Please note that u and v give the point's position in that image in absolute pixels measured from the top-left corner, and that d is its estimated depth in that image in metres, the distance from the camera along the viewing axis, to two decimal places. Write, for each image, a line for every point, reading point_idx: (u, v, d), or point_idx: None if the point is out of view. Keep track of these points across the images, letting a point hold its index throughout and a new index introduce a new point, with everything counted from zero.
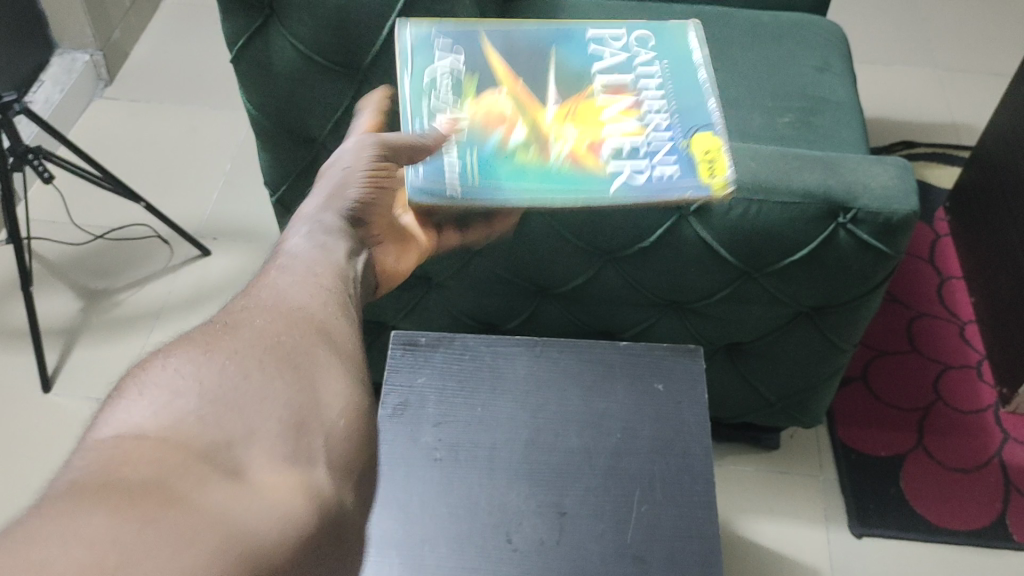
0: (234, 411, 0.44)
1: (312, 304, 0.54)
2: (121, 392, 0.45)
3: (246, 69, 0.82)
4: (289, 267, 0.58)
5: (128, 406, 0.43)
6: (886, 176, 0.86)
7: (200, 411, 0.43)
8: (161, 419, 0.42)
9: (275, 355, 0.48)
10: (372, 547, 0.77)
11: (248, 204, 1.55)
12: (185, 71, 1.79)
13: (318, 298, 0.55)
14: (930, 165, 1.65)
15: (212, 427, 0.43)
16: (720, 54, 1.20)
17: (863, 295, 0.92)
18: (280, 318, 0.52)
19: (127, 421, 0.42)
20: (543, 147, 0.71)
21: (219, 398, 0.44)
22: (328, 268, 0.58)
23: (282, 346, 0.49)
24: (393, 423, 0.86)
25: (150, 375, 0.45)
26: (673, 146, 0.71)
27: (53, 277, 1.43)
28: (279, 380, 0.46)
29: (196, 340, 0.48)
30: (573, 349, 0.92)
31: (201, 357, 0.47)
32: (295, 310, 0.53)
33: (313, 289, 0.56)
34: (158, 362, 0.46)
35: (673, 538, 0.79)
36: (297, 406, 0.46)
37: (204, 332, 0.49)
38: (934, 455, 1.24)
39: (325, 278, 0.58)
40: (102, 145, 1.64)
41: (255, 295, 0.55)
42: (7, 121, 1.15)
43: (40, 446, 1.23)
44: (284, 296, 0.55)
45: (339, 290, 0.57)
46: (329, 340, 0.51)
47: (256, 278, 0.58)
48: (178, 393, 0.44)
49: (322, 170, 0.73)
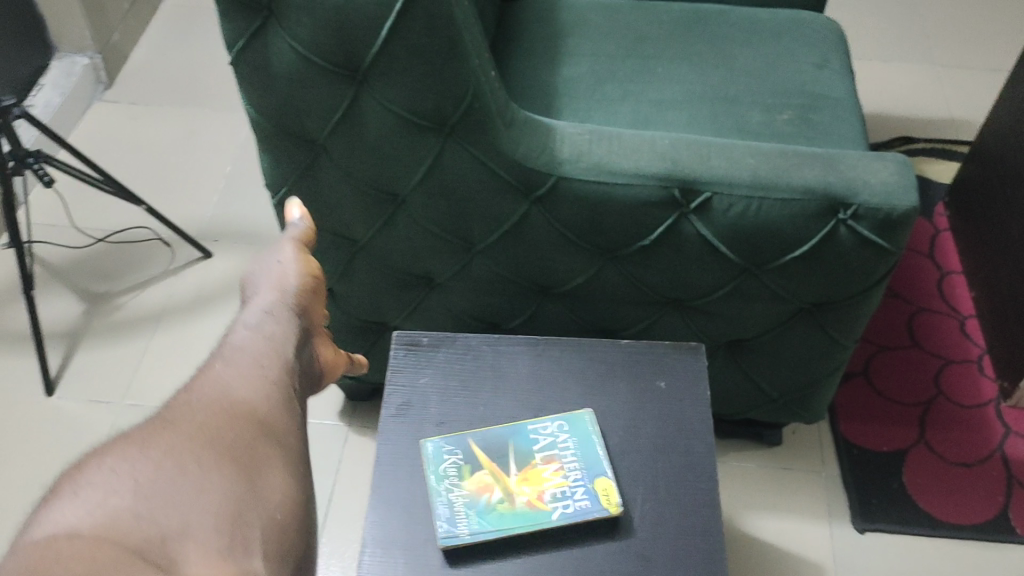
0: (168, 508, 0.48)
1: (254, 399, 0.60)
2: (54, 499, 0.49)
3: (246, 71, 0.82)
4: (234, 361, 0.64)
5: (63, 510, 0.47)
6: (885, 173, 0.86)
7: (137, 511, 0.47)
8: (92, 520, 0.46)
9: (210, 454, 0.53)
10: (376, 547, 0.77)
11: (248, 207, 1.56)
12: (184, 74, 1.79)
13: (262, 392, 0.62)
14: (930, 160, 1.65)
15: (146, 523, 0.47)
16: (718, 51, 1.20)
17: (864, 291, 0.92)
18: (220, 415, 0.57)
19: (59, 522, 0.46)
20: (503, 502, 0.79)
21: (152, 496, 0.48)
22: (272, 360, 0.65)
23: (219, 445, 0.54)
24: (396, 423, 0.86)
25: (85, 476, 0.50)
26: (585, 486, 0.80)
27: (54, 280, 1.43)
28: (213, 477, 0.51)
29: (129, 442, 0.53)
30: (575, 347, 0.92)
31: (135, 458, 0.51)
32: (233, 405, 0.59)
33: (257, 382, 0.62)
34: (93, 467, 0.50)
35: (677, 536, 0.79)
36: (229, 503, 0.50)
37: (142, 431, 0.54)
38: (936, 450, 1.24)
39: (271, 370, 0.64)
40: (102, 148, 1.64)
41: (199, 390, 0.60)
42: (7, 126, 1.15)
43: (43, 450, 1.23)
44: (228, 390, 0.60)
45: (283, 382, 0.64)
46: (263, 442, 0.56)
47: (201, 371, 0.63)
48: (112, 491, 0.48)
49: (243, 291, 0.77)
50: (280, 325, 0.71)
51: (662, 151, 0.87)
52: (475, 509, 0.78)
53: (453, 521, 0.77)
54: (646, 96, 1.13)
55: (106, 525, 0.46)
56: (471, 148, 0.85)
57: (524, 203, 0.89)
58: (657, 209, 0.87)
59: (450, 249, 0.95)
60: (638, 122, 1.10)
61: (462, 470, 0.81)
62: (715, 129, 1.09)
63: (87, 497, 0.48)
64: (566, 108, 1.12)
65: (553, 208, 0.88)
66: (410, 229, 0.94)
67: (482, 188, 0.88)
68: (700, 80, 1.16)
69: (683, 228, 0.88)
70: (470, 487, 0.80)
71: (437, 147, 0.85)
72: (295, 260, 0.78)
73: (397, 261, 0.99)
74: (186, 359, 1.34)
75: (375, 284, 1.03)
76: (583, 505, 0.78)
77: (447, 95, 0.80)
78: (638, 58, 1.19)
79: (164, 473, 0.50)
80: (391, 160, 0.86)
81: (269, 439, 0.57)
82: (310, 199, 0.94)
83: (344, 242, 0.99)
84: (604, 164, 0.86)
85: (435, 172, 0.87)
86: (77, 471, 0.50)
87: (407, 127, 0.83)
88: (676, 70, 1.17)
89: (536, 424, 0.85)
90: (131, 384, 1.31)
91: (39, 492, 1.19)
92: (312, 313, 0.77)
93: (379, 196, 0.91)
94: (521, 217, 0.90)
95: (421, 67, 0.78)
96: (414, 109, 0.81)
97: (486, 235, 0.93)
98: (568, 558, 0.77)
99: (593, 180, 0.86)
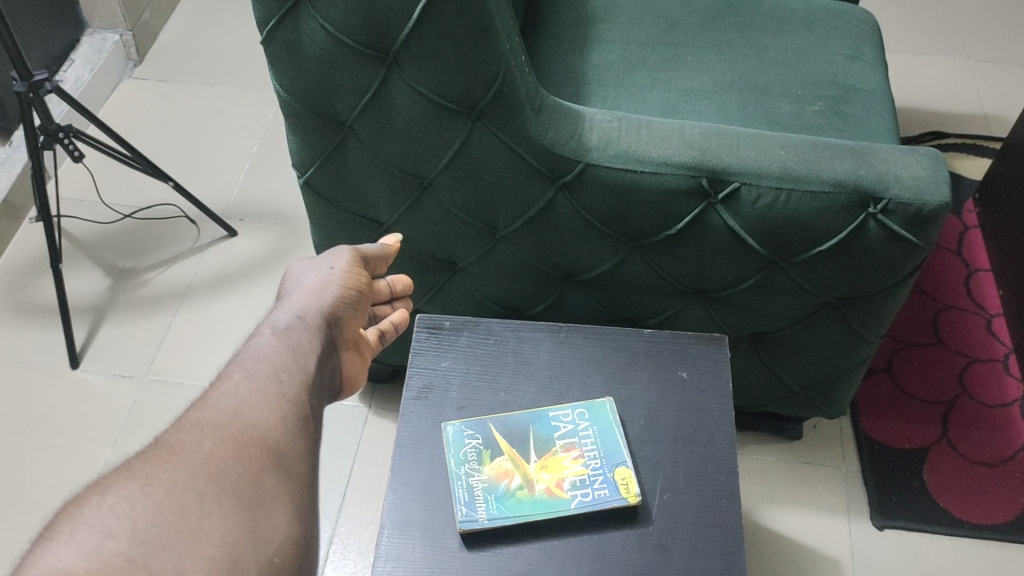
0: (162, 553, 0.50)
1: (266, 420, 0.61)
2: (51, 537, 0.50)
3: (276, 49, 0.82)
4: (254, 373, 0.66)
5: (61, 550, 0.49)
6: (917, 167, 0.85)
7: (131, 553, 0.49)
8: (86, 565, 0.48)
9: (210, 493, 0.54)
10: (395, 528, 0.78)
11: (273, 186, 1.56)
12: (214, 53, 1.80)
13: (276, 410, 0.62)
14: (961, 156, 1.63)
15: (139, 568, 0.49)
16: (750, 41, 1.19)
17: (891, 286, 0.91)
18: (227, 446, 0.58)
19: (54, 563, 0.48)
20: (522, 488, 0.78)
21: (149, 540, 0.50)
22: (292, 378, 0.66)
23: (220, 482, 0.55)
24: (417, 406, 0.86)
25: (82, 516, 0.51)
26: (604, 475, 0.79)
27: (82, 254, 1.45)
28: (212, 519, 0.53)
29: (133, 475, 0.54)
30: (597, 335, 0.92)
31: (136, 495, 0.52)
32: (245, 433, 0.59)
33: (271, 399, 0.63)
34: (95, 499, 0.52)
35: (696, 527, 0.79)
36: (227, 548, 0.52)
37: (143, 465, 0.55)
38: (958, 448, 1.23)
39: (287, 387, 0.65)
40: (131, 125, 1.65)
41: (212, 407, 0.62)
42: (37, 99, 1.16)
43: (67, 422, 1.25)
44: (239, 410, 0.61)
45: (299, 401, 0.65)
46: (270, 474, 0.58)
47: (220, 383, 0.65)
48: (109, 534, 0.50)
49: (285, 292, 0.80)
50: (309, 334, 0.72)
51: (691, 140, 0.86)
52: (494, 494, 0.78)
53: (472, 505, 0.77)
54: (676, 84, 1.12)
55: (100, 569, 0.48)
56: (499, 133, 0.84)
57: (550, 189, 0.88)
58: (684, 199, 0.86)
59: (475, 234, 0.96)
60: (667, 111, 1.09)
61: (483, 454, 0.81)
62: (745, 120, 1.08)
63: (85, 537, 0.49)
64: (595, 95, 1.11)
65: (579, 195, 0.88)
66: (436, 212, 0.94)
67: (510, 173, 0.87)
68: (731, 69, 1.15)
69: (710, 218, 0.87)
70: (490, 473, 0.80)
71: (465, 131, 0.84)
72: (346, 269, 0.80)
73: (422, 243, 0.99)
74: (209, 338, 1.35)
75: (399, 267, 1.04)
76: (601, 494, 0.78)
77: (476, 78, 0.79)
78: (668, 45, 1.18)
79: (165, 509, 0.52)
80: (419, 142, 0.86)
81: (277, 471, 0.58)
82: (337, 179, 0.94)
83: (369, 223, 0.99)
84: (632, 152, 0.86)
85: (463, 155, 0.87)
86: (77, 504, 0.52)
87: (436, 110, 0.83)
88: (707, 59, 1.16)
89: (557, 412, 0.84)
90: (155, 360, 1.32)
91: (63, 464, 1.21)
92: (348, 322, 0.78)
93: (405, 178, 0.91)
94: (547, 202, 0.90)
95: (451, 50, 0.77)
96: (442, 92, 0.81)
97: (512, 220, 0.92)
98: (586, 545, 0.77)
99: (621, 167, 0.86)
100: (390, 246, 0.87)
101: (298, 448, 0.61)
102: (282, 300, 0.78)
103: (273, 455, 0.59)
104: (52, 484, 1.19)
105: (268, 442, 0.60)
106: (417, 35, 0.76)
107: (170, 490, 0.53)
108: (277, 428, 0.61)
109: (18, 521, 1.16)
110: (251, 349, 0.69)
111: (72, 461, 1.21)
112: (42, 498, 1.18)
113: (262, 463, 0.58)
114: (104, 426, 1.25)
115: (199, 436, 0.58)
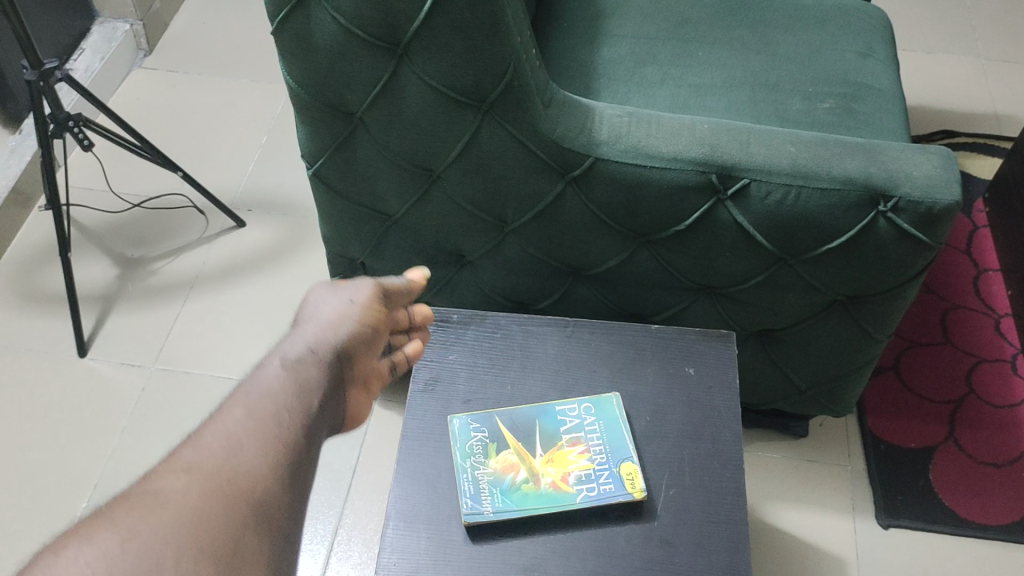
0: None
1: (258, 468, 0.59)
2: None
3: (287, 40, 0.82)
4: (254, 409, 0.63)
5: None
6: (929, 165, 0.85)
7: None
8: None
9: (189, 550, 0.52)
10: (400, 520, 0.78)
11: (282, 178, 1.56)
12: (224, 44, 1.80)
13: (269, 456, 0.60)
14: (972, 155, 1.62)
15: None
16: (762, 36, 1.18)
17: (899, 285, 0.91)
18: (211, 496, 0.56)
19: None
20: (527, 482, 0.78)
21: None
22: (290, 423, 0.63)
23: (202, 538, 0.53)
24: (423, 399, 0.86)
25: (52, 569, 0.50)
26: (610, 470, 0.79)
27: (90, 243, 1.45)
28: None
29: (111, 525, 0.52)
30: (604, 330, 0.92)
31: (112, 553, 0.51)
32: (232, 480, 0.57)
33: (267, 443, 0.61)
34: (72, 550, 0.51)
35: (701, 523, 0.79)
36: None
37: (123, 514, 0.53)
38: (964, 448, 1.23)
39: (284, 432, 0.62)
40: (140, 115, 1.65)
41: (202, 444, 0.60)
42: (48, 89, 1.17)
43: (73, 410, 1.25)
44: (231, 449, 0.59)
45: (294, 448, 0.62)
46: (254, 532, 0.56)
47: (216, 417, 0.63)
48: None
49: (299, 318, 0.76)
50: (319, 371, 0.69)
51: (701, 136, 0.86)
52: (499, 488, 0.78)
53: (478, 499, 0.77)
54: (687, 80, 1.12)
55: None
56: (509, 126, 0.84)
57: (559, 183, 0.88)
58: (693, 194, 0.86)
59: (483, 227, 0.95)
60: (677, 106, 1.09)
61: (489, 448, 0.81)
62: (756, 116, 1.08)
63: None
64: (605, 89, 1.11)
65: (589, 189, 0.88)
66: (445, 205, 0.94)
67: (519, 167, 0.87)
68: (741, 65, 1.14)
69: (719, 214, 0.87)
70: (496, 466, 0.80)
71: (474, 124, 0.84)
72: (364, 303, 0.76)
73: (430, 236, 0.99)
74: (217, 328, 1.35)
75: (407, 259, 1.03)
76: (607, 489, 0.78)
77: (487, 71, 0.79)
78: (680, 41, 1.17)
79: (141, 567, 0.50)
80: (428, 134, 0.86)
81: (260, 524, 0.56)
82: (346, 171, 0.94)
83: (377, 215, 0.99)
84: (642, 147, 0.86)
85: (472, 148, 0.87)
86: (53, 555, 0.51)
87: (445, 102, 0.82)
88: (717, 55, 1.15)
89: (563, 407, 0.84)
90: (162, 350, 1.32)
91: (69, 453, 1.21)
92: (360, 359, 0.74)
93: (414, 170, 0.91)
94: (555, 196, 0.89)
95: (462, 43, 0.77)
96: (452, 84, 0.81)
97: (520, 213, 0.92)
98: (590, 540, 0.77)
99: (630, 162, 0.85)
100: (415, 281, 0.82)
101: (284, 499, 0.59)
102: (293, 330, 0.74)
103: (261, 508, 0.57)
104: (58, 473, 1.19)
105: (255, 494, 0.57)
106: (428, 28, 0.76)
107: (147, 544, 0.52)
108: (269, 480, 0.59)
109: (24, 509, 1.16)
110: (259, 377, 0.67)
111: (78, 449, 1.22)
112: (47, 486, 1.18)
113: (247, 519, 0.56)
114: (111, 414, 1.25)
115: (184, 484, 0.56)
